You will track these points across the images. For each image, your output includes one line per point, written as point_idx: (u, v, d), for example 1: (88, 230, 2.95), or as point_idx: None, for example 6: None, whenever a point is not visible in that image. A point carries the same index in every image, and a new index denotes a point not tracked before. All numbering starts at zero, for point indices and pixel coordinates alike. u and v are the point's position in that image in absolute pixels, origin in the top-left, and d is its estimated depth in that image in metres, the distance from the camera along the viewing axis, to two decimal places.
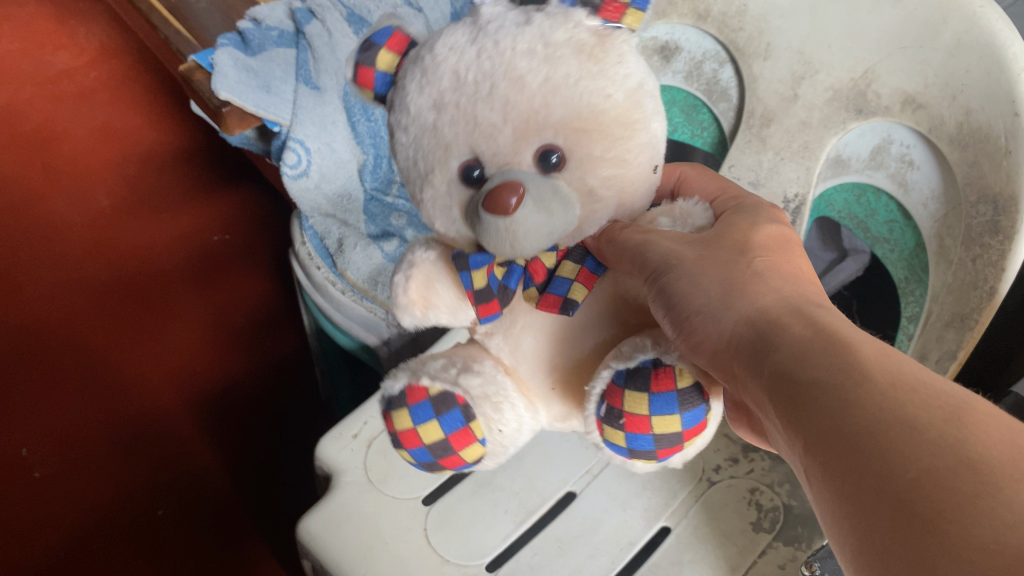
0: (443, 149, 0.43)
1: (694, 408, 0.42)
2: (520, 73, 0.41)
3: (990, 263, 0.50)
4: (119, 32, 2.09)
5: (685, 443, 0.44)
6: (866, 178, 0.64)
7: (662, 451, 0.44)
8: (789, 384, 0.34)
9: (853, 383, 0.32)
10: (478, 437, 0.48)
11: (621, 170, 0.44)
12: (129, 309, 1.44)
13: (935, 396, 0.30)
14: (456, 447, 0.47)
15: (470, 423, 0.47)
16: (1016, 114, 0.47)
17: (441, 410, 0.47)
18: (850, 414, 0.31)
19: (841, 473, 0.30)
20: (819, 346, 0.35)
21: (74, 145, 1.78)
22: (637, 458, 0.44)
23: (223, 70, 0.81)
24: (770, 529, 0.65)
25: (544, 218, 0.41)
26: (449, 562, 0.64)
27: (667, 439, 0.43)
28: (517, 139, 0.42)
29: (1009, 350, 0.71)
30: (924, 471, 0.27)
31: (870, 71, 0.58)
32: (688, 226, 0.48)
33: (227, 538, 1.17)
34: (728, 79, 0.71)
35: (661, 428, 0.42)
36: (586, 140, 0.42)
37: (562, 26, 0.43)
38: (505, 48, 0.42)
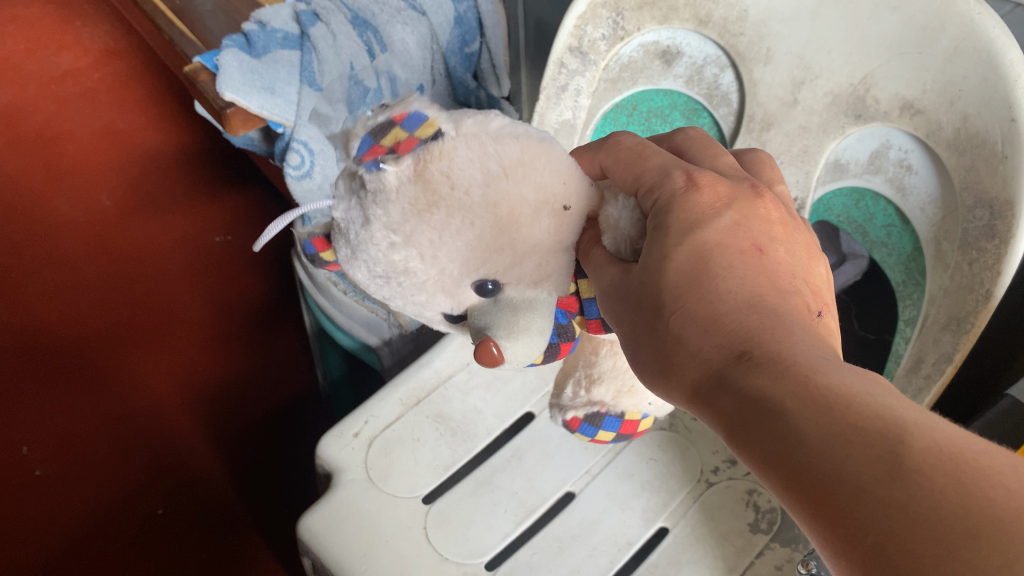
0: (425, 316, 0.48)
1: None
2: (406, 267, 0.42)
3: (986, 267, 0.50)
4: (123, 33, 2.10)
5: None
6: (865, 183, 0.65)
7: None
8: (742, 437, 0.32)
9: (802, 445, 0.29)
10: (641, 414, 0.54)
11: (534, 247, 0.43)
12: (131, 310, 1.44)
13: (887, 433, 0.28)
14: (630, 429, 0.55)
15: (630, 417, 0.54)
16: (1013, 119, 0.47)
17: (605, 425, 0.53)
18: (812, 475, 0.29)
19: (828, 537, 0.28)
20: (762, 391, 0.32)
21: (76, 146, 1.79)
22: None
23: (228, 71, 0.83)
24: (767, 530, 0.65)
25: (531, 337, 0.44)
26: (449, 561, 0.64)
27: None
28: (456, 302, 0.45)
29: (1006, 354, 0.71)
30: (899, 546, 0.26)
31: (869, 76, 0.58)
32: (626, 244, 0.43)
33: (227, 533, 1.16)
34: (728, 84, 0.71)
35: None
36: (498, 256, 0.42)
37: (389, 200, 0.40)
38: (371, 245, 0.42)
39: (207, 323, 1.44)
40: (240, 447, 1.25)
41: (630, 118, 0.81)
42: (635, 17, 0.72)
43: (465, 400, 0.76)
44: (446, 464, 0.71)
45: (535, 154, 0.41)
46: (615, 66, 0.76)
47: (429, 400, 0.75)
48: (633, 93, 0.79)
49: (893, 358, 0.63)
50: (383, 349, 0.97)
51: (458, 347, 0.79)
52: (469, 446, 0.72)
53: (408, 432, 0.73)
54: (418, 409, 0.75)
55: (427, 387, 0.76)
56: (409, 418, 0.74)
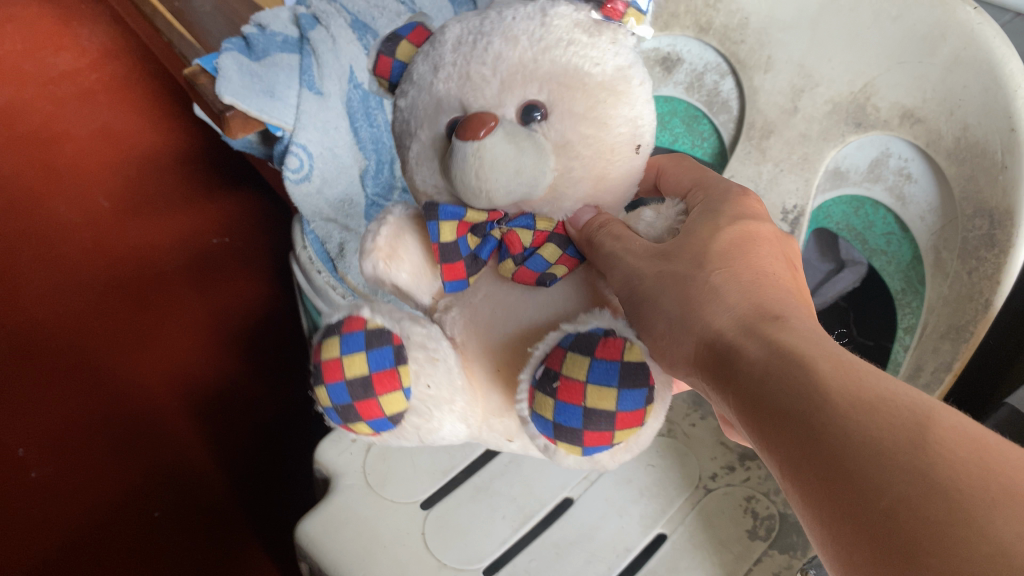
0: (439, 105, 0.51)
1: (632, 389, 0.42)
2: (512, 40, 0.50)
3: (985, 276, 0.50)
4: (121, 34, 2.11)
5: (611, 435, 0.43)
6: (864, 191, 0.65)
7: (587, 431, 0.42)
8: (765, 403, 0.33)
9: (811, 410, 0.31)
10: (400, 387, 0.47)
11: (599, 130, 0.50)
12: (128, 312, 1.44)
13: (893, 411, 0.29)
14: (376, 390, 0.47)
15: (397, 368, 0.47)
16: (1013, 129, 0.47)
17: (373, 344, 0.47)
18: (820, 441, 0.30)
19: (823, 498, 0.29)
20: (776, 360, 0.34)
21: (74, 146, 1.79)
22: (560, 437, 0.44)
23: (227, 73, 0.82)
24: (765, 537, 0.66)
25: (516, 168, 0.47)
26: (447, 566, 0.64)
27: (599, 415, 0.42)
28: (504, 91, 0.49)
29: (1004, 359, 0.72)
30: (897, 499, 0.27)
31: (870, 85, 0.59)
32: (665, 227, 0.50)
33: (224, 538, 1.16)
34: (729, 91, 0.72)
35: (592, 401, 0.42)
36: (571, 93, 0.49)
37: (556, 13, 0.51)
38: (507, 17, 0.51)
39: (203, 324, 1.44)
40: (236, 449, 1.25)
41: None
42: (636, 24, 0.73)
43: None
44: (444, 469, 0.71)
45: (631, 97, 0.52)
46: None
47: None
48: None
49: (892, 366, 0.63)
50: None
51: None
52: (467, 452, 0.72)
53: None
54: None
55: None
56: None
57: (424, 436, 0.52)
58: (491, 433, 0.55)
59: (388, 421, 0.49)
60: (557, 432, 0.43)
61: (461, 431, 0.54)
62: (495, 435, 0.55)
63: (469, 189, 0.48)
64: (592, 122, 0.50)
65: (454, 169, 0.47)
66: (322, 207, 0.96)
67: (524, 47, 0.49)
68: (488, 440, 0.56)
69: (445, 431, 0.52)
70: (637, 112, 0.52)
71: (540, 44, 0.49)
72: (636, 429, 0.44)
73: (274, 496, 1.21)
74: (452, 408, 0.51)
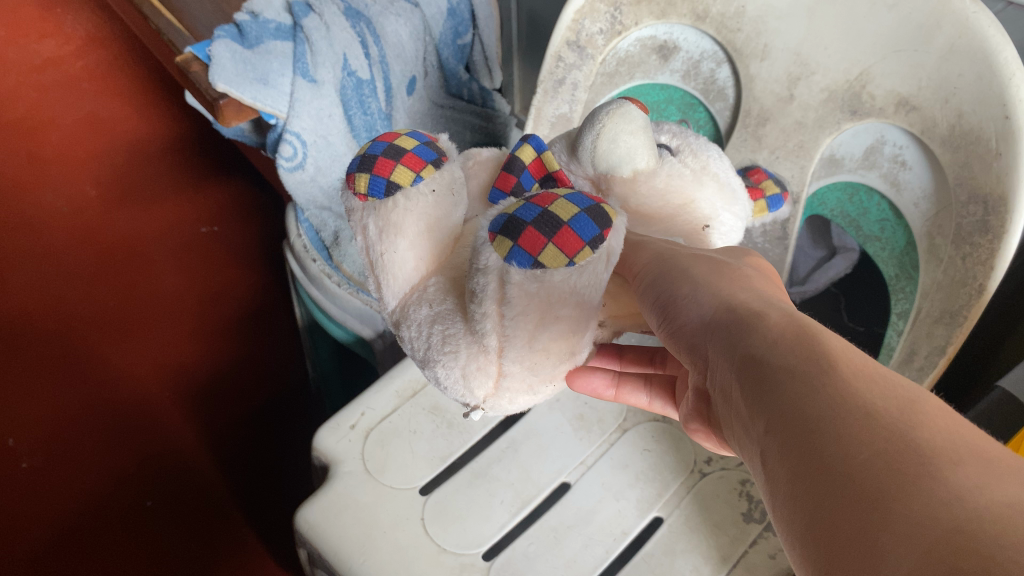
0: None
1: (595, 223, 0.40)
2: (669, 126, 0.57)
3: (979, 261, 0.51)
4: (106, 21, 2.09)
5: (544, 246, 0.38)
6: (859, 177, 0.64)
7: (528, 227, 0.39)
8: (758, 358, 0.31)
9: (810, 367, 0.29)
10: (417, 173, 0.45)
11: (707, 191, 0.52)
12: (117, 303, 1.44)
13: (895, 386, 0.27)
14: (404, 158, 0.46)
15: (430, 165, 0.46)
16: (1007, 117, 0.48)
17: (430, 148, 0.48)
18: (811, 396, 0.28)
19: (796, 447, 0.27)
20: (786, 327, 0.31)
21: (59, 134, 1.78)
22: (500, 228, 0.39)
23: (220, 61, 0.81)
24: (760, 520, 0.66)
25: (638, 129, 0.49)
26: (446, 551, 0.65)
27: (549, 217, 0.39)
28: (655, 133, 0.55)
29: (999, 336, 0.72)
30: (876, 452, 0.24)
31: (865, 73, 0.58)
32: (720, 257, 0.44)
33: (214, 516, 1.16)
34: (726, 79, 0.72)
35: (555, 209, 0.40)
36: (697, 163, 0.54)
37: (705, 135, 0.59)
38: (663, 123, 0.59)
39: (194, 311, 1.44)
40: (229, 437, 1.25)
41: None
42: (633, 12, 0.71)
43: None
44: (443, 455, 0.71)
45: (734, 205, 0.54)
46: (612, 60, 0.75)
47: (425, 392, 0.76)
48: (629, 88, 0.78)
49: (885, 350, 0.63)
50: (378, 340, 0.94)
51: None
52: (465, 438, 0.73)
53: (405, 424, 0.73)
54: (415, 401, 0.75)
55: (423, 379, 0.77)
56: (405, 410, 0.74)
57: (382, 233, 0.45)
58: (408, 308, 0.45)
59: (384, 189, 0.45)
60: (505, 224, 0.39)
61: (400, 271, 0.45)
62: (418, 304, 0.45)
63: (592, 122, 0.49)
64: (695, 180, 0.52)
65: (590, 115, 0.50)
66: (316, 194, 0.97)
67: (676, 132, 0.56)
68: (404, 318, 0.46)
69: (398, 246, 0.45)
70: (726, 214, 0.54)
71: (689, 136, 0.56)
72: (568, 267, 0.39)
73: (263, 482, 1.20)
74: (419, 229, 0.45)
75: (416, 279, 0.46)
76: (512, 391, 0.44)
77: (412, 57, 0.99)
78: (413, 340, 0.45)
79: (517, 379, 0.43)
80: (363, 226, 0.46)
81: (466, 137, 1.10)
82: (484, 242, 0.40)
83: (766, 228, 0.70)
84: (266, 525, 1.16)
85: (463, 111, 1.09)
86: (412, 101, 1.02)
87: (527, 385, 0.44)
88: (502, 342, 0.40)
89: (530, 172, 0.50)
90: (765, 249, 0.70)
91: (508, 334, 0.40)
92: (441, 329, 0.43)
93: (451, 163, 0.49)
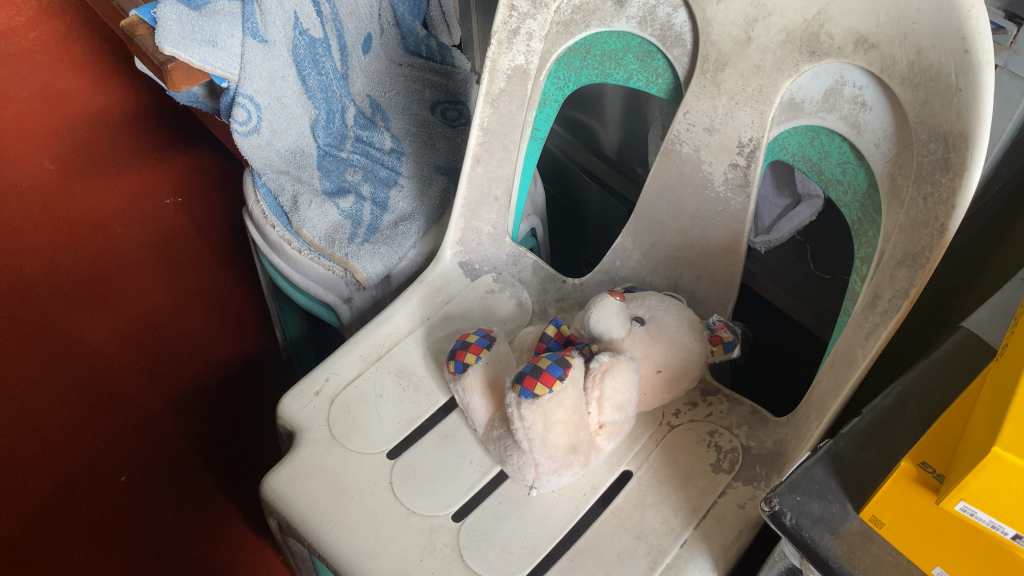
0: None
1: (559, 366, 0.59)
2: None
3: (941, 201, 0.50)
4: (62, 3, 2.10)
5: (536, 383, 0.59)
6: (819, 121, 0.61)
7: (526, 376, 0.60)
8: None
9: None
10: (478, 353, 0.67)
11: None
12: (80, 279, 1.41)
13: None
14: (473, 349, 0.68)
15: (485, 347, 0.68)
16: (966, 50, 0.47)
17: (487, 339, 0.69)
18: None
19: None
20: None
21: (15, 109, 1.76)
22: (515, 380, 0.60)
23: (166, 23, 0.80)
24: (729, 470, 0.65)
25: None
26: (416, 513, 0.63)
27: (536, 368, 0.60)
28: None
29: (981, 264, 0.71)
30: None
31: (823, 12, 0.56)
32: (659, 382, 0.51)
33: (186, 485, 1.12)
34: (682, 24, 0.66)
35: (542, 361, 0.60)
36: None
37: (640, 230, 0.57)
38: None
39: (159, 282, 1.41)
40: (198, 405, 1.22)
41: (583, 62, 0.75)
42: None
43: (425, 352, 0.75)
44: (410, 418, 0.70)
45: None
46: (566, 8, 0.71)
47: (391, 355, 0.74)
48: (586, 37, 0.73)
49: (850, 295, 0.62)
50: (344, 307, 0.91)
51: (419, 303, 0.79)
52: (432, 400, 0.71)
53: (370, 389, 0.72)
54: (380, 365, 0.74)
55: (388, 343, 0.75)
56: (370, 374, 0.73)
57: (459, 391, 0.67)
58: (492, 442, 0.65)
59: (462, 368, 0.67)
60: (518, 376, 0.60)
61: (479, 413, 0.66)
62: (498, 426, 0.65)
63: None
64: None
65: None
66: (272, 159, 0.95)
67: None
68: (489, 445, 0.66)
69: (470, 397, 0.66)
70: None
71: None
72: (549, 393, 0.59)
73: (232, 450, 1.15)
74: (478, 376, 0.66)
75: (488, 416, 0.66)
76: (544, 475, 0.62)
77: (366, 15, 0.97)
78: (498, 448, 0.64)
79: (545, 467, 0.61)
80: (456, 389, 0.68)
81: (425, 96, 1.03)
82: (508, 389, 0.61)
83: (728, 176, 0.68)
84: (235, 487, 1.12)
85: (422, 69, 1.03)
86: (369, 60, 1.00)
87: (553, 469, 0.62)
88: (528, 438, 0.60)
89: (556, 340, 0.67)
90: (728, 197, 0.69)
91: (528, 431, 0.60)
92: (504, 443, 0.63)
93: (501, 343, 0.70)
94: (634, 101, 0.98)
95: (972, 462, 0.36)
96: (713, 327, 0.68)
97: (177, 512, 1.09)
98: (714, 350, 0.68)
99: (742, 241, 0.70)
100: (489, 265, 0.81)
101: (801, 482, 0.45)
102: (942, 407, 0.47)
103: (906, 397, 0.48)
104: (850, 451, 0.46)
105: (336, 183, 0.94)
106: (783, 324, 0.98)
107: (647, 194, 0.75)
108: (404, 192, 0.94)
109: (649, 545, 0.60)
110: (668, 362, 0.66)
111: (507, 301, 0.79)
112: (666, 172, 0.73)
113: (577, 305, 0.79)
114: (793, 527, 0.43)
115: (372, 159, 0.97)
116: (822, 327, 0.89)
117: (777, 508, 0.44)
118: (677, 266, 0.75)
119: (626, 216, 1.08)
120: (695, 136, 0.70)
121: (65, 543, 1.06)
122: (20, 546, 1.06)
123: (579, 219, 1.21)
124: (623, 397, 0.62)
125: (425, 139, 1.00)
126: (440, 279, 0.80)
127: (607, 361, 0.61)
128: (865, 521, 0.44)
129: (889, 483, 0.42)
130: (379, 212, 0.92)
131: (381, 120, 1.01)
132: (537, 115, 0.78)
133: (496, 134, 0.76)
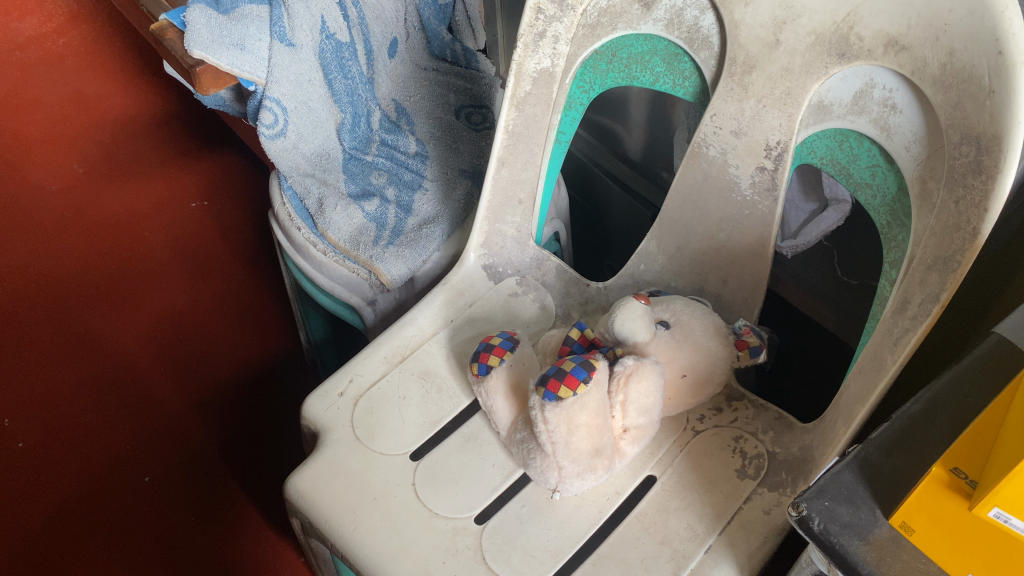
0: None
1: (584, 370, 0.59)
2: None
3: (972, 204, 0.50)
4: (92, 10, 2.12)
5: (559, 386, 0.59)
6: (848, 124, 0.61)
7: (551, 377, 0.59)
8: None
9: None
10: (501, 356, 0.67)
11: None
12: (107, 280, 1.43)
13: None
14: (496, 351, 0.67)
15: (508, 350, 0.68)
16: (1000, 52, 0.46)
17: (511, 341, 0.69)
18: None
19: None
20: None
21: (44, 114, 1.79)
22: (540, 381, 0.60)
23: (195, 27, 0.81)
24: (754, 476, 0.64)
25: None
26: (438, 516, 0.63)
27: (560, 370, 0.59)
28: None
29: (1007, 270, 0.70)
30: None
31: (853, 14, 0.56)
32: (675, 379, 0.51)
33: (208, 485, 1.13)
34: (709, 26, 0.66)
35: (567, 365, 0.60)
36: None
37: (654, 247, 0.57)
38: None
39: (183, 285, 1.42)
40: (221, 405, 1.22)
41: (609, 65, 0.75)
42: None
43: (448, 354, 0.75)
44: (433, 420, 0.70)
45: None
46: (592, 11, 0.71)
47: (414, 357, 0.74)
48: (612, 40, 0.73)
49: (878, 300, 0.61)
50: (368, 310, 0.92)
51: (443, 305, 0.79)
52: (455, 402, 0.71)
53: (393, 391, 0.72)
54: (404, 366, 0.74)
55: (412, 345, 0.76)
56: (394, 375, 0.73)
57: (483, 392, 0.67)
58: (516, 448, 0.65)
59: (485, 370, 0.67)
60: (542, 378, 0.60)
61: (504, 417, 0.66)
62: (523, 430, 0.64)
63: None
64: None
65: None
66: (299, 162, 0.95)
67: None
68: (513, 447, 0.65)
69: (494, 401, 0.66)
70: None
71: None
72: (572, 396, 0.58)
73: (255, 450, 1.16)
74: (501, 381, 0.66)
75: (510, 419, 0.66)
76: (567, 478, 0.61)
77: (393, 18, 0.98)
78: (523, 452, 0.64)
79: (568, 470, 0.61)
80: (479, 392, 0.68)
81: (449, 100, 1.04)
82: (533, 392, 0.61)
83: (755, 179, 0.68)
84: (258, 488, 1.12)
85: (447, 73, 1.04)
86: (394, 64, 1.01)
87: (577, 472, 0.61)
88: (552, 442, 0.60)
89: (579, 343, 0.67)
90: (754, 200, 0.69)
91: (553, 435, 0.60)
92: (527, 446, 0.63)
93: (524, 345, 0.70)
94: (659, 106, 0.98)
95: (1006, 467, 0.35)
96: (739, 332, 0.68)
97: (199, 510, 1.10)
98: (740, 355, 0.67)
99: (769, 245, 0.69)
100: (513, 268, 0.81)
101: (829, 487, 0.45)
102: (971, 414, 0.46)
103: (937, 403, 0.47)
104: (880, 457, 0.46)
105: (361, 186, 0.95)
106: (806, 330, 0.98)
107: (672, 198, 0.75)
108: (429, 195, 0.94)
109: (672, 551, 0.60)
110: (693, 367, 0.65)
111: (530, 304, 0.79)
112: (691, 175, 0.73)
113: (601, 308, 0.78)
114: (821, 532, 0.42)
115: (396, 162, 0.98)
116: (848, 334, 0.88)
117: (805, 513, 0.43)
118: (702, 270, 0.75)
119: (650, 219, 1.08)
120: (722, 138, 0.69)
121: (90, 540, 1.07)
122: (47, 543, 1.07)
123: (602, 223, 1.21)
124: (647, 401, 0.61)
125: (449, 142, 1.00)
126: (463, 282, 0.80)
127: (632, 364, 0.61)
128: (895, 527, 0.43)
129: (920, 489, 0.41)
130: (404, 214, 0.92)
131: (406, 124, 1.02)
132: (562, 117, 0.78)
133: (521, 137, 0.76)
